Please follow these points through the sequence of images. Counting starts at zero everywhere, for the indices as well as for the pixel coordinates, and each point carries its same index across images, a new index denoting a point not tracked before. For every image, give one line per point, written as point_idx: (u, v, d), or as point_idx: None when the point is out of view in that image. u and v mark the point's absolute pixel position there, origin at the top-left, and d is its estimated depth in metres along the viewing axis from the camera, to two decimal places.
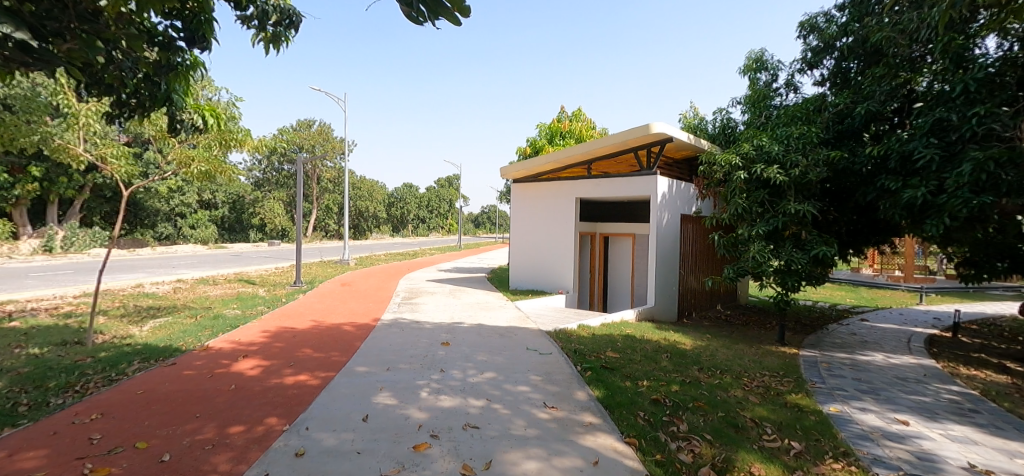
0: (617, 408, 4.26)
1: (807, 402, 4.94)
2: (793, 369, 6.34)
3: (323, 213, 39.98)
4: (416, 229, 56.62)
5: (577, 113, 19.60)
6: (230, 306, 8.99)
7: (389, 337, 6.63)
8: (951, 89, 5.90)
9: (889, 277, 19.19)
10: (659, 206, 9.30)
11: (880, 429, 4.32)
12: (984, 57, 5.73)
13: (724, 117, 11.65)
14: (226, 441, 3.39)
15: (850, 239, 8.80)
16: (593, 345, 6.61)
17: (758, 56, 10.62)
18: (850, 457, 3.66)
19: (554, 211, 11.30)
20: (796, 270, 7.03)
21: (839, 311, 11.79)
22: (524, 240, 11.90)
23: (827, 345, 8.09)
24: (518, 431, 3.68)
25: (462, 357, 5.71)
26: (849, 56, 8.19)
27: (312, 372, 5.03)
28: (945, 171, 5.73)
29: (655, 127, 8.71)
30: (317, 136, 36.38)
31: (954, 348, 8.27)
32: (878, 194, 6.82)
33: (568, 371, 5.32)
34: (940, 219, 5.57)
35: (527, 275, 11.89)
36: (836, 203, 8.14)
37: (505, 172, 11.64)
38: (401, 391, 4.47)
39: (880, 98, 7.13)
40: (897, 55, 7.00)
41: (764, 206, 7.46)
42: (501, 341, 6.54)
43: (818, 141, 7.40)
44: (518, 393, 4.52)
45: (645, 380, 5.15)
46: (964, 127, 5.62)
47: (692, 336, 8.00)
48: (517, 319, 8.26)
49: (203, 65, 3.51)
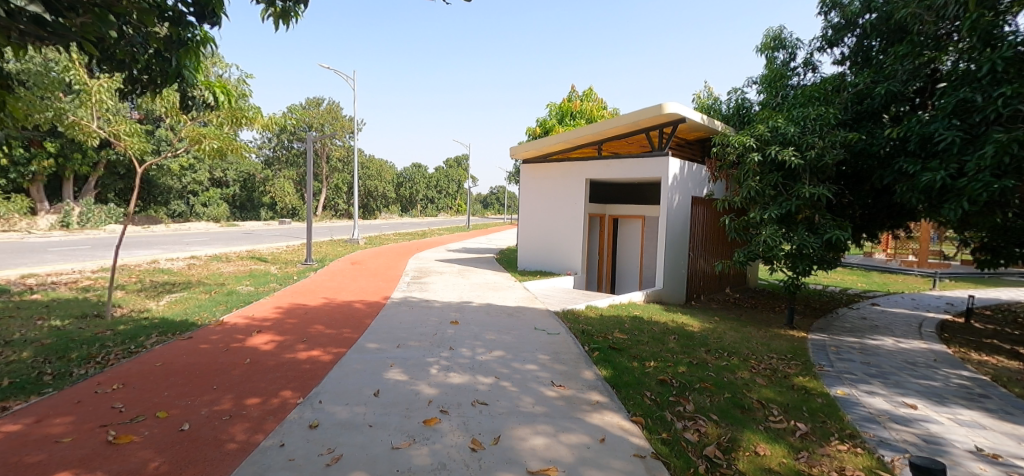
0: (623, 387, 4.31)
1: (814, 384, 4.96)
2: (801, 352, 6.35)
3: (332, 193, 40.24)
4: (425, 209, 57.09)
5: (587, 93, 19.51)
6: (243, 282, 9.14)
7: (400, 315, 6.73)
8: (977, 68, 5.73)
9: (902, 261, 19.01)
10: (670, 188, 9.22)
11: (886, 412, 4.33)
12: (1014, 35, 5.55)
13: (739, 97, 11.47)
14: (242, 411, 3.49)
15: (864, 223, 8.67)
16: (601, 325, 6.66)
17: (777, 34, 10.34)
18: (856, 439, 3.68)
19: (564, 191, 11.25)
20: (808, 254, 6.96)
21: (850, 296, 11.71)
22: (534, 221, 11.90)
23: (836, 329, 8.06)
24: (527, 408, 3.74)
25: (471, 335, 5.78)
26: (871, 34, 7.93)
27: (324, 348, 5.13)
28: (967, 153, 5.59)
29: (668, 107, 8.59)
30: (326, 115, 36.30)
31: (966, 334, 8.20)
32: (895, 178, 6.68)
33: (576, 350, 5.38)
34: (959, 203, 5.45)
35: (536, 256, 11.92)
36: (851, 186, 8.01)
37: (515, 151, 11.53)
38: (411, 367, 4.55)
39: (902, 78, 6.95)
40: (921, 32, 6.74)
41: (777, 189, 7.38)
42: (509, 321, 6.61)
43: (836, 122, 7.23)
44: (526, 372, 4.58)
45: (653, 361, 5.19)
46: (989, 108, 5.45)
47: (700, 319, 8.01)
48: (525, 299, 8.33)
49: (213, 41, 3.45)
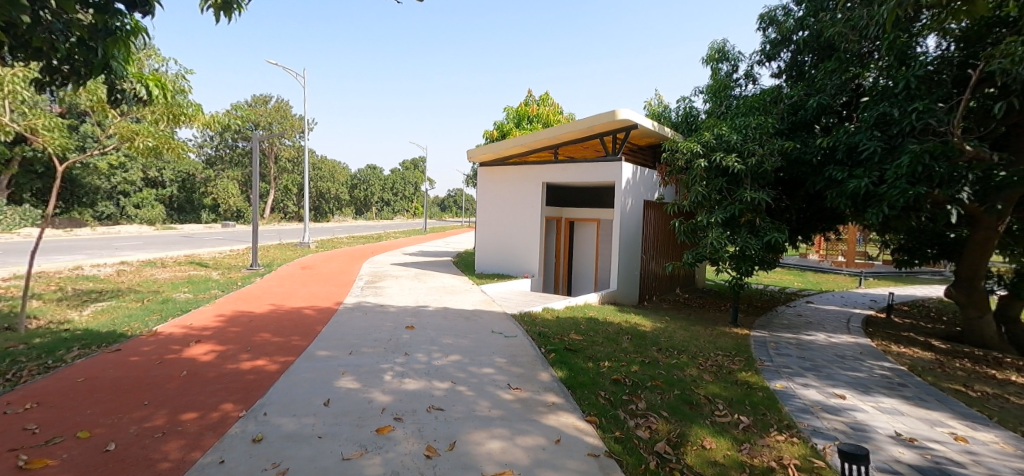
0: (579, 388, 4.39)
1: (755, 379, 5.24)
2: (744, 348, 6.70)
3: (281, 195, 38.74)
4: (379, 212, 56.01)
5: (543, 97, 19.78)
6: (180, 289, 8.59)
7: (352, 321, 6.54)
8: (895, 85, 6.27)
9: (833, 261, 20.49)
10: (624, 192, 9.50)
11: (819, 403, 4.64)
12: (924, 56, 6.14)
13: (687, 105, 12.01)
14: (177, 428, 3.28)
15: (800, 226, 9.25)
16: (557, 327, 6.75)
17: (720, 47, 10.89)
18: (792, 429, 3.92)
19: (521, 195, 11.33)
20: (750, 256, 7.36)
21: (787, 295, 12.48)
22: (491, 224, 11.90)
23: (776, 326, 8.57)
24: (483, 412, 3.74)
25: (427, 340, 5.71)
26: (804, 49, 8.50)
27: (270, 357, 4.91)
28: (886, 163, 6.10)
29: (621, 113, 8.86)
30: (274, 113, 34.88)
31: (887, 328, 8.93)
32: (826, 184, 7.18)
33: (532, 352, 5.42)
34: (880, 208, 5.93)
35: (493, 259, 11.93)
36: (788, 192, 8.54)
37: (472, 154, 11.48)
38: (364, 374, 4.44)
39: (831, 92, 7.50)
40: (847, 50, 7.30)
41: (722, 194, 7.76)
42: (466, 325, 6.58)
43: (774, 131, 7.70)
44: (483, 375, 4.58)
45: (607, 361, 5.32)
46: (905, 121, 5.97)
47: (652, 319, 8.29)
48: (482, 302, 8.32)
49: (146, 31, 3.25)
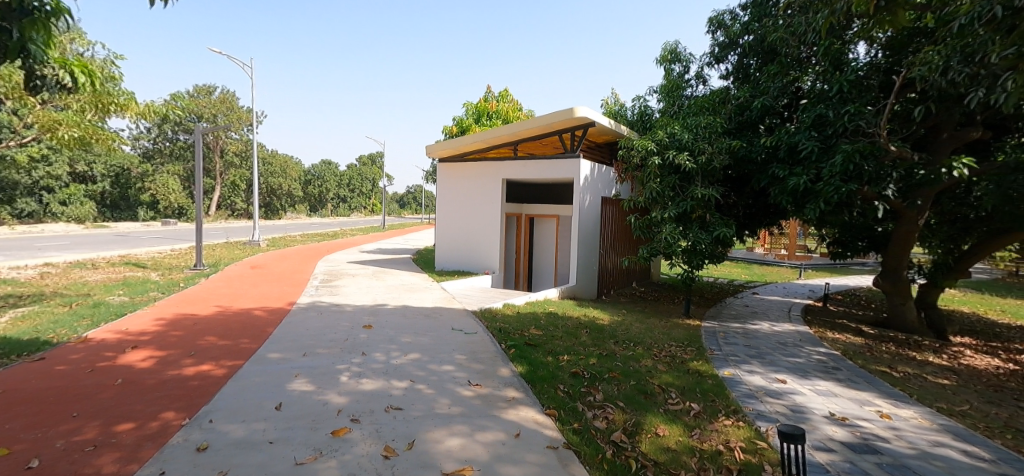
0: (538, 382, 4.45)
1: (706, 367, 5.49)
2: (696, 338, 7.00)
3: (228, 191, 36.93)
4: (335, 208, 54.41)
5: (503, 94, 19.80)
6: (114, 292, 8.05)
7: (307, 321, 6.34)
8: (830, 88, 6.70)
9: (777, 254, 21.68)
10: (582, 189, 9.66)
11: (763, 388, 4.92)
12: (856, 62, 6.59)
13: (642, 104, 12.35)
14: (112, 440, 3.09)
15: (747, 221, 9.72)
16: (517, 323, 6.81)
17: (673, 48, 11.25)
18: (738, 414, 4.14)
19: (480, 191, 11.31)
20: (701, 250, 7.67)
21: (736, 287, 13.10)
22: (451, 220, 11.81)
23: (725, 316, 8.99)
24: (443, 410, 3.73)
25: (386, 339, 5.62)
26: (749, 53, 8.91)
27: (216, 361, 4.69)
28: (822, 161, 6.51)
29: (579, 111, 9.01)
30: (219, 104, 33.17)
31: (824, 316, 9.57)
32: (769, 181, 7.57)
33: (493, 348, 5.45)
34: (817, 204, 6.33)
35: (453, 256, 11.86)
36: (736, 188, 8.95)
37: (430, 150, 11.33)
38: (319, 376, 4.32)
39: (773, 94, 7.92)
40: (788, 55, 7.73)
41: (675, 191, 8.04)
42: (426, 323, 6.53)
43: (722, 130, 8.06)
44: (443, 373, 4.56)
45: (566, 355, 5.42)
46: (839, 123, 6.40)
47: (610, 312, 8.50)
48: (442, 300, 8.27)
49: (68, 13, 3.01)
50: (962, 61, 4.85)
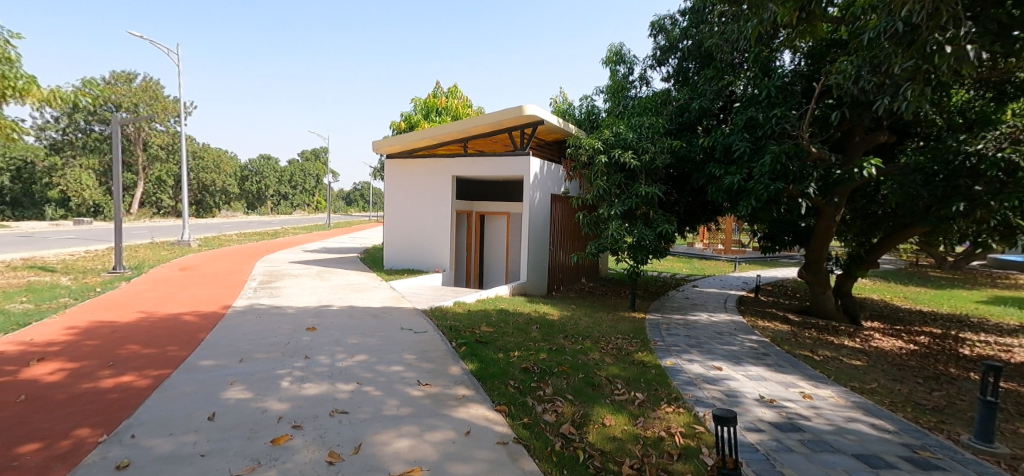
0: (489, 379, 4.47)
1: (649, 358, 5.72)
2: (640, 331, 7.27)
3: (153, 187, 34.24)
4: (275, 206, 51.83)
5: (452, 90, 19.61)
6: (16, 299, 7.26)
7: (243, 325, 6.02)
8: (760, 93, 7.16)
9: (715, 249, 22.91)
10: (531, 186, 9.76)
11: (701, 375, 5.20)
12: (782, 69, 7.08)
13: (589, 104, 12.64)
14: (14, 463, 2.80)
15: (687, 217, 10.20)
16: (468, 320, 6.80)
17: (618, 50, 11.57)
18: (679, 401, 4.35)
19: (429, 188, 11.16)
20: (645, 246, 7.97)
21: (677, 280, 13.73)
22: (399, 218, 11.57)
23: (667, 309, 9.41)
24: (391, 411, 3.67)
25: (331, 341, 5.44)
26: (688, 57, 9.34)
27: (139, 371, 4.35)
28: (753, 161, 6.95)
29: (528, 109, 9.08)
30: (141, 93, 30.65)
31: (756, 306, 10.24)
32: (707, 180, 7.99)
33: (443, 347, 5.41)
34: (749, 201, 6.76)
35: (402, 254, 11.64)
36: (677, 186, 9.36)
37: (377, 146, 11.02)
38: (257, 382, 4.12)
39: (710, 97, 8.35)
40: (723, 60, 8.18)
41: (621, 188, 8.29)
42: (374, 323, 6.38)
43: (664, 131, 8.40)
44: (392, 374, 4.48)
45: (516, 350, 5.47)
46: (768, 125, 6.85)
47: (559, 308, 8.66)
48: (391, 299, 8.11)
49: None
50: (870, 71, 5.32)
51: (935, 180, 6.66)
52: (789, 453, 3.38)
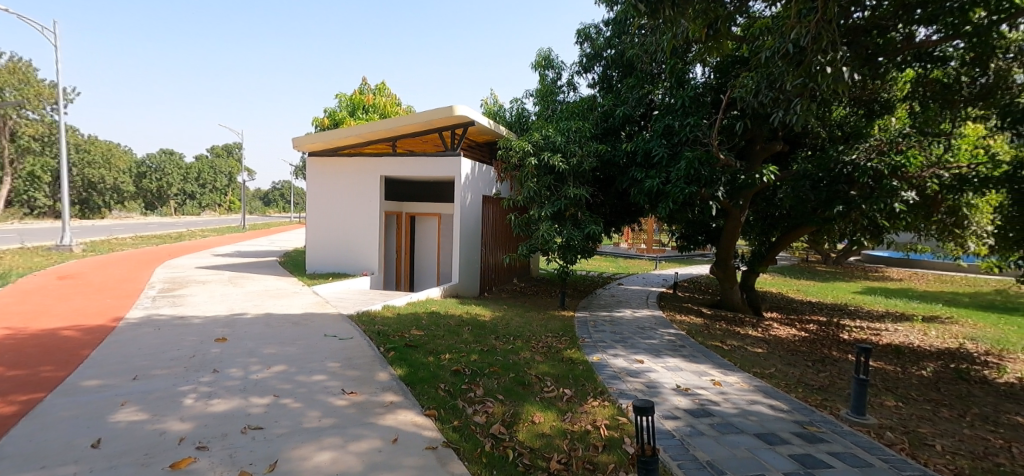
0: (418, 383, 4.38)
1: (577, 354, 5.91)
2: (570, 329, 7.48)
3: (25, 183, 29.91)
4: (180, 206, 47.32)
5: (380, 87, 19.04)
6: None
7: (139, 339, 5.42)
8: (676, 102, 7.67)
9: (638, 249, 24.17)
10: (463, 187, 9.70)
11: (625, 369, 5.45)
12: (695, 81, 7.63)
13: (520, 106, 12.82)
14: None
15: (613, 219, 10.66)
16: (398, 324, 6.62)
17: (546, 55, 11.85)
18: (604, 395, 4.53)
19: (356, 188, 10.73)
20: (574, 246, 8.19)
21: (604, 279, 14.31)
22: (323, 219, 11.02)
23: (595, 306, 9.78)
24: (312, 423, 3.47)
25: (244, 352, 5.06)
26: (612, 65, 9.78)
27: (3, 397, 3.77)
28: (670, 166, 7.41)
29: (458, 109, 9.02)
30: (8, 76, 26.67)
31: (675, 301, 10.93)
32: (630, 183, 8.39)
33: (370, 353, 5.22)
34: (668, 203, 7.20)
35: (327, 257, 11.09)
36: (602, 189, 9.75)
37: (298, 142, 10.41)
38: (155, 401, 3.73)
39: (632, 104, 8.78)
40: (643, 70, 8.66)
41: (550, 190, 8.48)
42: (294, 331, 6.02)
43: (590, 135, 8.72)
44: (313, 384, 4.25)
45: (447, 353, 5.41)
46: (683, 132, 7.34)
47: (491, 308, 8.69)
48: (314, 304, 7.69)
49: None
50: (768, 87, 5.84)
51: (820, 186, 7.49)
52: (700, 437, 3.63)
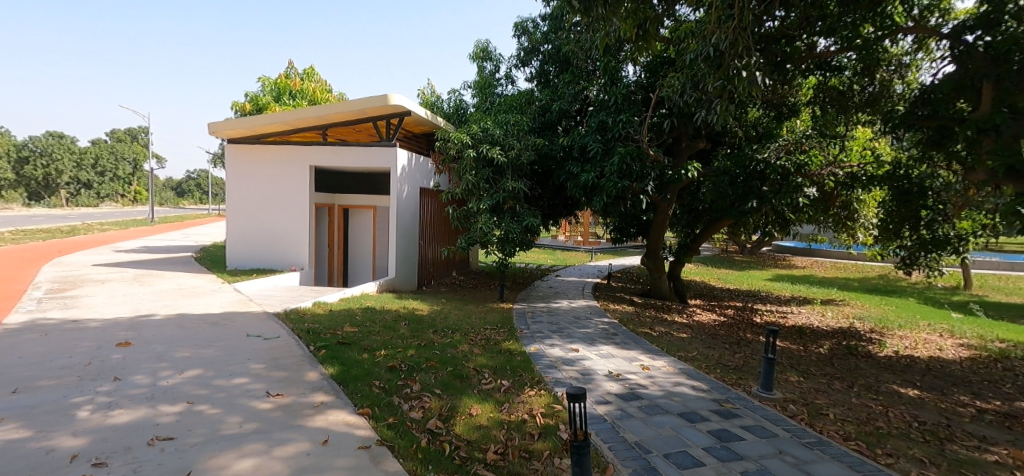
0: (351, 382, 4.23)
1: (515, 346, 5.98)
2: (508, 320, 7.55)
3: None
4: (75, 197, 42.31)
5: (308, 72, 18.05)
6: None
7: (23, 346, 4.80)
8: (610, 99, 7.92)
9: (574, 241, 24.85)
10: (399, 179, 9.45)
11: (560, 358, 5.59)
12: (628, 79, 7.91)
13: (458, 98, 12.68)
14: None
15: (550, 212, 10.86)
16: (329, 321, 6.35)
17: (484, 47, 11.77)
18: (541, 384, 4.62)
19: (282, 179, 10.12)
20: (512, 239, 8.24)
21: (542, 271, 14.57)
22: (245, 212, 10.29)
23: (533, 298, 9.94)
24: (232, 430, 3.25)
25: (153, 357, 4.63)
26: (549, 60, 9.91)
27: None
28: (604, 161, 7.66)
29: (393, 98, 8.75)
30: None
31: (609, 291, 11.36)
32: (566, 177, 8.56)
33: (299, 352, 4.97)
34: (603, 197, 7.44)
35: (250, 253, 10.38)
36: (540, 182, 9.88)
37: (215, 128, 9.61)
38: (41, 416, 3.32)
39: (568, 99, 8.96)
40: (579, 66, 8.86)
41: (488, 183, 8.47)
42: (212, 331, 5.59)
43: (528, 129, 8.80)
44: (234, 387, 3.98)
45: (382, 349, 5.27)
46: (616, 128, 7.61)
47: (429, 303, 8.57)
48: (236, 303, 7.19)
49: None
50: (691, 88, 6.16)
51: (737, 182, 8.07)
52: (629, 420, 3.81)
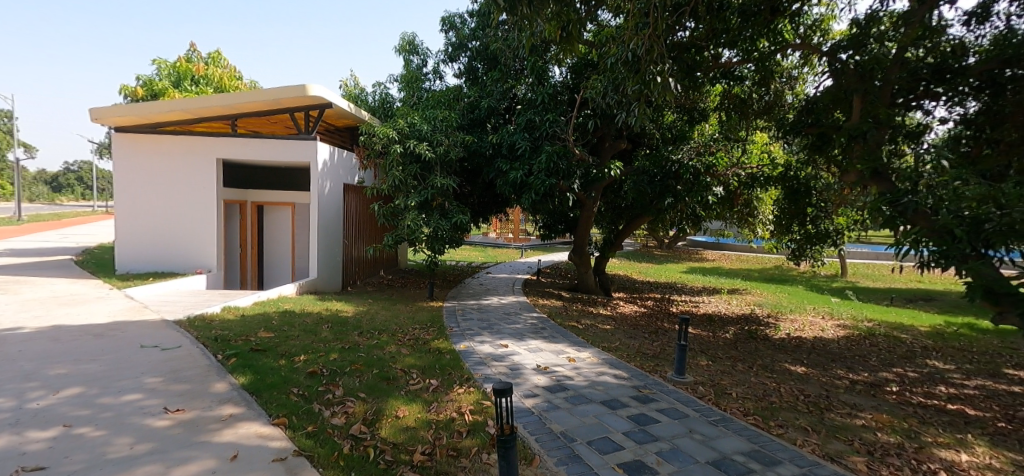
0: (266, 391, 3.96)
1: (444, 344, 5.91)
2: (437, 319, 7.46)
3: None
4: None
5: (214, 56, 16.59)
6: None
7: None
8: (537, 98, 8.06)
9: (504, 238, 25.09)
10: (320, 174, 8.96)
11: (490, 354, 5.61)
12: (554, 79, 8.10)
13: (383, 91, 12.28)
14: None
15: (480, 209, 10.85)
16: (241, 327, 5.89)
17: (410, 40, 11.50)
18: (470, 381, 4.61)
19: (185, 172, 9.22)
20: (442, 236, 8.13)
21: (472, 268, 14.54)
22: (140, 209, 9.26)
23: (463, 296, 9.90)
24: (121, 452, 2.92)
25: (20, 376, 4.02)
26: (477, 57, 9.89)
27: None
28: (531, 159, 7.78)
29: (312, 89, 8.27)
30: None
31: (538, 286, 11.59)
32: (495, 174, 8.59)
33: (205, 362, 4.57)
34: (531, 194, 7.56)
35: (146, 254, 9.37)
36: (469, 179, 9.84)
37: (101, 114, 8.52)
38: None
39: (496, 97, 9.00)
40: (506, 65, 8.93)
41: (416, 180, 8.28)
42: (98, 344, 4.97)
43: (456, 125, 8.71)
44: (125, 405, 3.57)
45: (302, 354, 4.98)
46: (544, 127, 7.76)
47: (353, 303, 8.23)
48: (129, 310, 6.45)
49: None
50: (612, 90, 6.44)
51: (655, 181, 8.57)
52: (556, 411, 3.92)
